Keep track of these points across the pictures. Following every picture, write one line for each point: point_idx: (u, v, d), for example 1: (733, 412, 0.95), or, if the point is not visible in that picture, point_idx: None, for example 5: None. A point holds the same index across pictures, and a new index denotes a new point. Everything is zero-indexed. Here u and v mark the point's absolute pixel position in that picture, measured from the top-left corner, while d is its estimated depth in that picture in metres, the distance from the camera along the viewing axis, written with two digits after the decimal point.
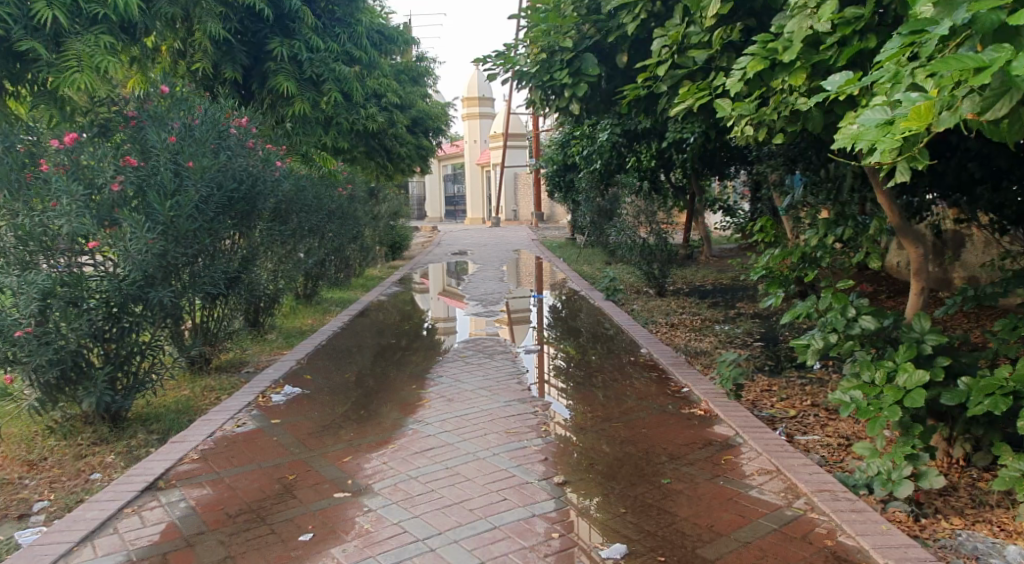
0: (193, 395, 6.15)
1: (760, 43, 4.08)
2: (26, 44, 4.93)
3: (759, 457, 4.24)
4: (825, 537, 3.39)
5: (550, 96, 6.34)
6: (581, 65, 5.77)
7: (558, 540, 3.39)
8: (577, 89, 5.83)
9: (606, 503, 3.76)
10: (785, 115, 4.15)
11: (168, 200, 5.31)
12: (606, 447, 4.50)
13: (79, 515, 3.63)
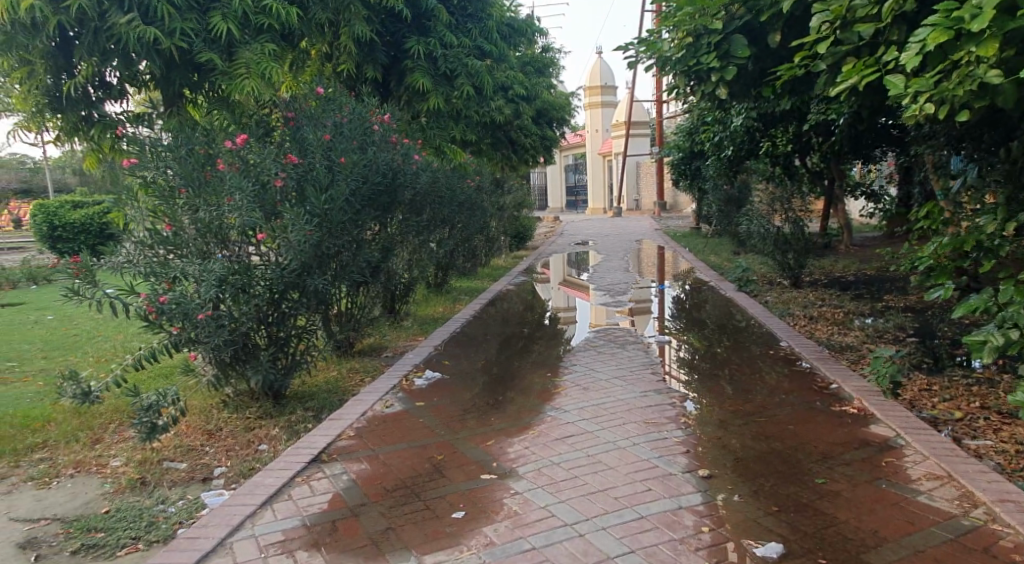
0: (341, 376, 6.58)
1: (942, 12, 3.86)
2: (205, 56, 5.62)
3: (925, 460, 4.04)
4: (1011, 551, 3.20)
5: (694, 81, 6.31)
6: (731, 48, 5.74)
7: (709, 534, 3.40)
8: (726, 72, 5.80)
9: (756, 500, 3.72)
10: (972, 90, 3.87)
11: (323, 193, 5.63)
12: (753, 442, 4.44)
13: (258, 482, 3.98)
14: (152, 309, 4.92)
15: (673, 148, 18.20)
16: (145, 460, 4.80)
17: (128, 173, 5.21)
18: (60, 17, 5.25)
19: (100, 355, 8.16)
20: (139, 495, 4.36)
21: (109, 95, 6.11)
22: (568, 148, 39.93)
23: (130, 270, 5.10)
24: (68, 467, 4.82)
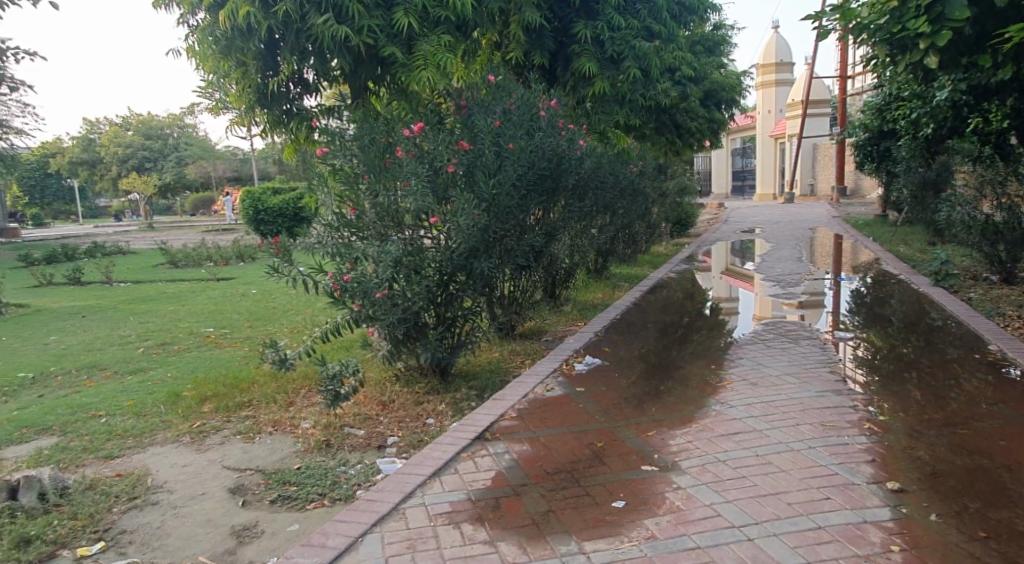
0: (503, 357, 6.78)
1: None
2: (388, 50, 5.97)
3: None
4: None
5: (898, 51, 5.95)
6: (945, 10, 5.34)
7: (899, 555, 3.17)
8: (938, 37, 5.41)
9: (957, 522, 3.42)
10: None
11: (492, 178, 5.79)
12: (953, 455, 4.08)
13: (429, 454, 4.21)
14: (337, 287, 5.31)
15: (857, 129, 16.90)
16: (329, 425, 5.22)
17: (320, 162, 5.66)
18: (269, 22, 5.81)
19: (294, 327, 8.97)
20: (324, 455, 4.78)
21: (306, 90, 6.65)
22: (736, 131, 38.33)
23: (319, 251, 5.55)
24: (268, 425, 5.37)
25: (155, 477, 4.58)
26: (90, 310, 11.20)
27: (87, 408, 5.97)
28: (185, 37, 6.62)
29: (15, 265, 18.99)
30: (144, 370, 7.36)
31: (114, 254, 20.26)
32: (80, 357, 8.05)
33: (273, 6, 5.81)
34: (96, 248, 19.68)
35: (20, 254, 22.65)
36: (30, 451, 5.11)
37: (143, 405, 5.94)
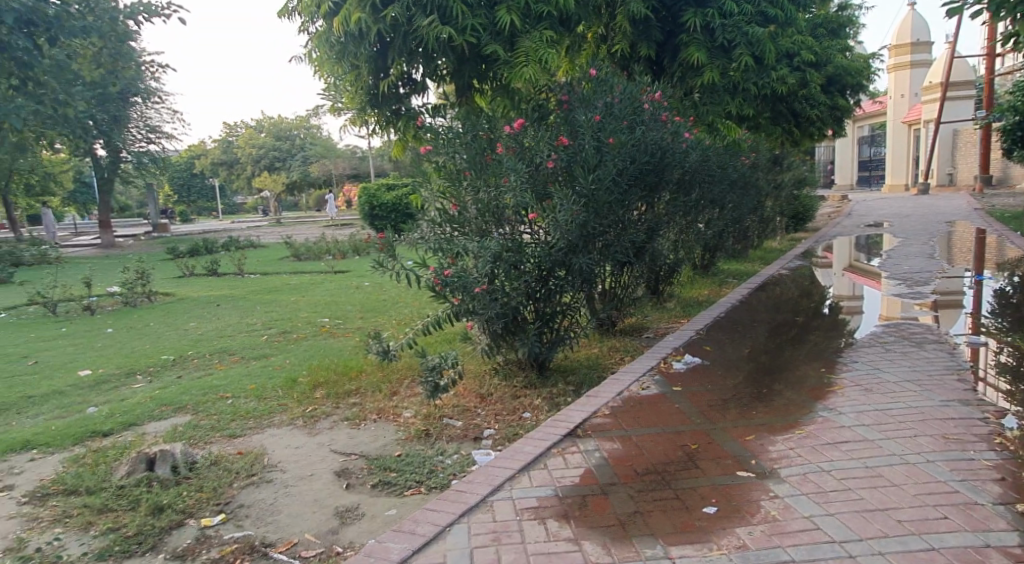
0: (602, 353, 6.75)
1: None
2: (490, 48, 6.07)
3: None
4: None
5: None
6: None
7: None
8: None
9: None
10: None
11: (591, 173, 5.60)
12: None
13: (521, 448, 4.26)
14: (438, 283, 5.42)
15: (1008, 111, 15.56)
16: (429, 415, 5.37)
17: (425, 160, 5.86)
18: (379, 26, 6.01)
19: (405, 318, 9.28)
20: (423, 444, 4.93)
21: (414, 90, 6.85)
22: (864, 118, 36.30)
23: (423, 246, 5.70)
24: (372, 413, 5.59)
25: (270, 457, 4.87)
26: (223, 299, 12.01)
27: (215, 390, 6.42)
28: (306, 45, 6.99)
29: (162, 257, 20.63)
30: (265, 356, 7.83)
31: (245, 246, 21.59)
32: (213, 342, 8.66)
33: (384, 10, 6.00)
34: (230, 241, 21.05)
35: (167, 246, 24.56)
36: (166, 427, 5.56)
37: (264, 388, 6.33)
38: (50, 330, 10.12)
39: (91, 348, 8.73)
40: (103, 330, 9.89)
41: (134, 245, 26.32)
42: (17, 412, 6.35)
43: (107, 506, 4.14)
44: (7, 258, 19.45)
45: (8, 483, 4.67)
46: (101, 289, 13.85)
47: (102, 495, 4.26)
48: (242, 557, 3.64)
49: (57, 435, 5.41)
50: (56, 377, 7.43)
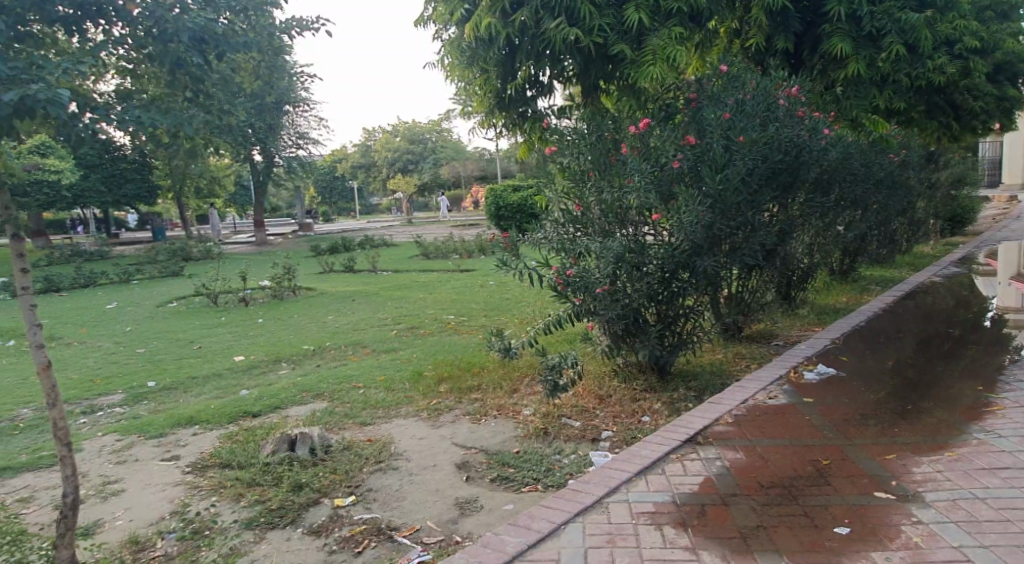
0: (727, 359, 6.56)
1: None
2: (616, 47, 6.10)
3: None
4: None
5: None
6: None
7: None
8: None
9: None
10: None
11: (718, 173, 5.38)
12: None
13: (639, 452, 4.23)
14: (560, 282, 5.51)
15: None
16: (548, 413, 5.42)
17: (550, 160, 5.92)
18: (508, 30, 6.16)
19: (530, 317, 9.39)
20: (541, 442, 4.98)
21: (540, 92, 6.90)
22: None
23: (546, 246, 5.78)
24: (493, 409, 5.70)
25: (396, 446, 5.08)
26: (360, 294, 12.61)
27: (350, 380, 6.78)
28: (438, 51, 7.24)
29: (308, 255, 21.93)
30: (395, 350, 8.16)
31: (381, 246, 22.55)
32: (350, 334, 9.12)
33: (513, 14, 6.16)
34: (368, 240, 22.06)
35: (312, 244, 26.08)
36: (306, 412, 5.92)
37: (393, 381, 6.61)
38: (210, 319, 11.02)
39: (244, 336, 9.44)
40: (255, 320, 10.66)
41: (283, 243, 28.13)
42: (181, 391, 6.98)
43: (255, 481, 4.48)
44: (175, 253, 21.35)
45: (175, 453, 5.13)
46: (254, 283, 14.92)
47: (250, 471, 4.61)
48: (369, 538, 3.82)
49: (212, 414, 5.89)
50: (214, 361, 8.09)
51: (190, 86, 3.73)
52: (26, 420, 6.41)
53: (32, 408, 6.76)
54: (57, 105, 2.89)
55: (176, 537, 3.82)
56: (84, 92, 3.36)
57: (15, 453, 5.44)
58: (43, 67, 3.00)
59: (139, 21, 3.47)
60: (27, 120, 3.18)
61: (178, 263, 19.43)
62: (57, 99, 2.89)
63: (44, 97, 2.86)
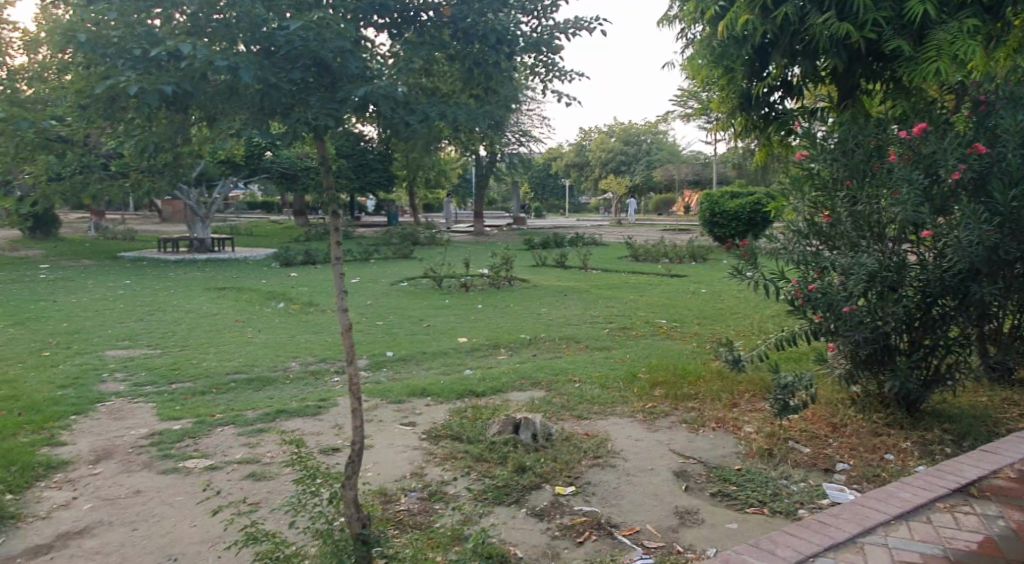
0: (992, 405, 5.83)
1: None
2: (892, 43, 5.55)
3: None
4: None
5: None
6: None
7: None
8: None
9: None
10: None
11: (1011, 188, 4.78)
12: None
13: (899, 495, 3.90)
14: (800, 296, 5.18)
15: None
16: (773, 435, 5.16)
17: (797, 165, 5.60)
18: (768, 27, 5.88)
19: (750, 330, 9.00)
20: (765, 463, 4.74)
21: (789, 92, 6.55)
22: None
23: (783, 257, 5.50)
24: (711, 421, 5.54)
25: (613, 443, 5.10)
26: (573, 290, 12.83)
27: (568, 372, 6.93)
28: (683, 49, 7.13)
29: (523, 248, 22.68)
30: (608, 348, 8.21)
31: (592, 245, 22.75)
32: (566, 328, 9.32)
33: (773, 10, 5.89)
34: (581, 238, 22.36)
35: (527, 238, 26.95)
36: (526, 398, 6.14)
37: (609, 378, 6.66)
38: (437, 300, 11.80)
39: (466, 319, 9.99)
40: (476, 305, 11.23)
41: (501, 235, 29.33)
42: (415, 362, 7.55)
43: (483, 456, 4.71)
44: (407, 237, 23.09)
45: (413, 419, 5.55)
46: (475, 271, 15.73)
47: (478, 446, 4.87)
48: (590, 530, 3.86)
49: (443, 388, 6.31)
50: (443, 339, 8.65)
51: (483, 83, 3.86)
52: (293, 372, 7.32)
53: (296, 362, 7.70)
54: (394, 99, 3.06)
55: (416, 496, 4.11)
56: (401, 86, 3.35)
57: (286, 401, 6.24)
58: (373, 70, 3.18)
59: (447, 25, 3.66)
60: (355, 117, 3.34)
61: (410, 246, 21.00)
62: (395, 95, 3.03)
63: (385, 92, 3.04)
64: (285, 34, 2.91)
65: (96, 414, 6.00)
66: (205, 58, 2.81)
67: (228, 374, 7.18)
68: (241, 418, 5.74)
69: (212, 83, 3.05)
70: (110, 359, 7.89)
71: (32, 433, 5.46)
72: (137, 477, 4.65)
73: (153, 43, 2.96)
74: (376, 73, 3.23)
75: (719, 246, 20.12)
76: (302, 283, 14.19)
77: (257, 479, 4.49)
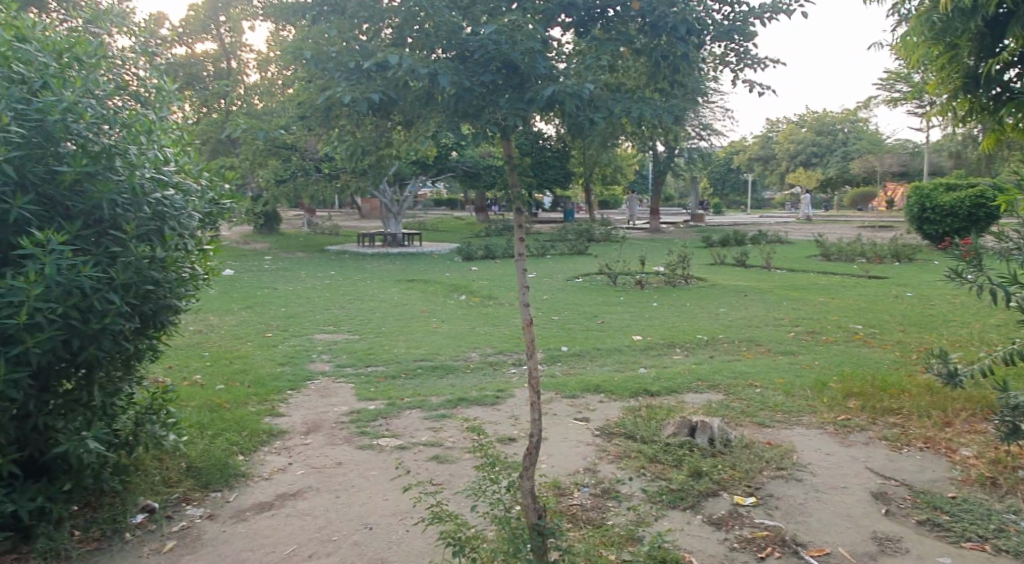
0: None
1: None
2: None
3: None
4: None
5: None
6: None
7: None
8: None
9: None
10: None
11: None
12: None
13: None
14: None
15: None
16: (998, 461, 4.60)
17: None
18: None
19: (963, 340, 8.12)
20: (986, 494, 4.25)
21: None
22: None
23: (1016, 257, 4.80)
24: (918, 441, 5.06)
25: (800, 456, 4.81)
26: (755, 290, 12.27)
27: (749, 377, 6.62)
28: (896, 28, 6.56)
29: (702, 245, 21.98)
30: (796, 353, 7.77)
31: (777, 243, 21.60)
32: (746, 330, 8.93)
33: None
34: (764, 235, 21.31)
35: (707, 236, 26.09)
36: (703, 400, 5.95)
37: (794, 386, 6.29)
38: (613, 296, 11.74)
39: (642, 317, 9.86)
40: (652, 303, 11.04)
41: (678, 231, 28.62)
42: (590, 358, 7.57)
43: (657, 457, 4.63)
44: (582, 233, 23.16)
45: (587, 415, 5.57)
46: (652, 268, 15.46)
47: (653, 447, 4.79)
48: (773, 546, 3.67)
49: (618, 385, 6.28)
50: (617, 336, 8.59)
51: (669, 76, 3.79)
52: (473, 361, 7.60)
53: (476, 352, 7.99)
54: (581, 97, 3.07)
55: (589, 491, 4.12)
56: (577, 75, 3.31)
57: (467, 389, 6.50)
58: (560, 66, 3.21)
59: (632, 19, 3.61)
60: (540, 116, 3.38)
61: (587, 242, 21.06)
62: (581, 92, 3.03)
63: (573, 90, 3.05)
64: (478, 39, 3.01)
65: (305, 390, 6.59)
66: (406, 67, 2.95)
67: (415, 361, 7.59)
68: (427, 403, 6.05)
69: (417, 92, 3.21)
70: (316, 342, 8.63)
71: (257, 404, 6.11)
72: (339, 449, 5.06)
73: (365, 56, 3.16)
74: (564, 72, 3.25)
75: (942, 247, 18.30)
76: (482, 276, 14.69)
77: (441, 461, 4.72)
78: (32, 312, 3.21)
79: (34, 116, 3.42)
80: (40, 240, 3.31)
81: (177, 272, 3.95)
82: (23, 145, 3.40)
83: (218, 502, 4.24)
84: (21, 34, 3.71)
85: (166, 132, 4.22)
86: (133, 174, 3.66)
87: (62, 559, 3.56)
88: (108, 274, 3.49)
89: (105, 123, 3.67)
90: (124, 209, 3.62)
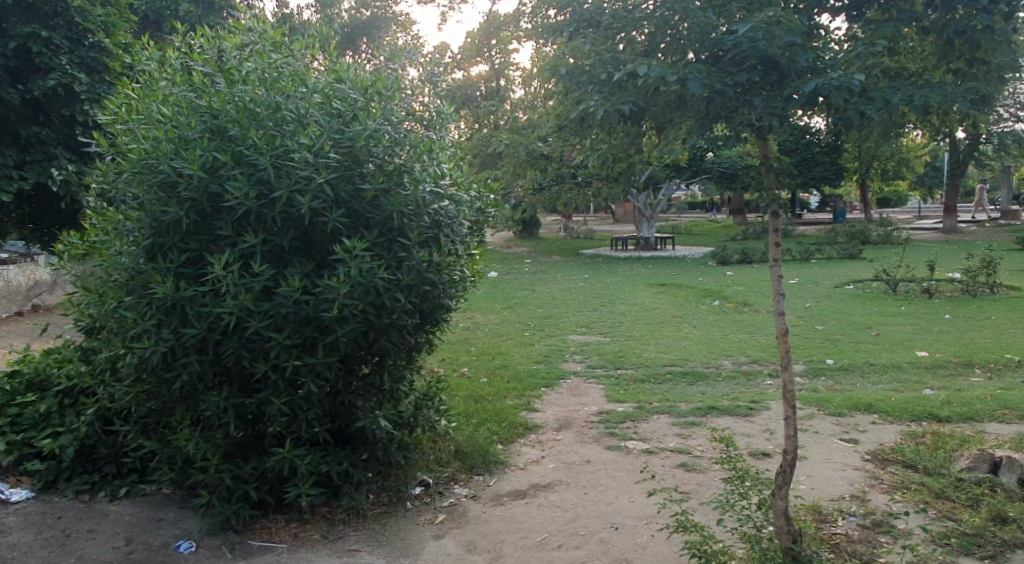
0: None
1: None
2: None
3: None
4: None
5: None
6: None
7: None
8: None
9: None
10: None
11: None
12: None
13: None
14: None
15: None
16: None
17: None
18: None
19: None
20: None
21: None
22: None
23: None
24: None
25: None
26: None
27: None
28: None
29: (1011, 248, 19.07)
30: None
31: None
32: None
33: None
34: None
35: (1014, 237, 22.66)
36: (1009, 432, 5.11)
37: None
38: (892, 306, 10.65)
39: (929, 331, 8.82)
40: (941, 315, 9.84)
41: (978, 232, 25.13)
42: (861, 374, 6.97)
43: (945, 494, 4.02)
44: (856, 235, 21.31)
45: (854, 436, 5.15)
46: (943, 275, 13.72)
47: (941, 480, 4.19)
48: None
49: (895, 406, 5.71)
50: (895, 351, 7.77)
51: (967, 53, 3.40)
52: (726, 370, 7.36)
53: (729, 360, 7.73)
54: (850, 88, 2.87)
55: (857, 521, 3.74)
56: (827, 57, 3.11)
57: (718, 398, 6.32)
58: (822, 60, 3.06)
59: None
60: (799, 113, 3.22)
61: (861, 246, 19.34)
62: (849, 84, 2.88)
63: (839, 83, 2.88)
64: (733, 38, 2.98)
65: (558, 388, 6.87)
66: (657, 75, 2.99)
67: (667, 366, 7.54)
68: (676, 409, 5.99)
69: (678, 105, 3.22)
70: (571, 342, 8.95)
71: (516, 398, 6.50)
72: (588, 447, 5.20)
73: (618, 66, 3.22)
74: (831, 64, 3.07)
75: None
76: (739, 282, 14.13)
77: (689, 469, 4.66)
78: (343, 308, 3.69)
79: (347, 143, 3.98)
80: (347, 247, 3.81)
81: (450, 274, 4.34)
82: (339, 167, 3.94)
83: (481, 485, 4.58)
84: (338, 75, 4.28)
85: (445, 150, 4.64)
86: (417, 189, 4.10)
87: (361, 517, 4.09)
88: (397, 276, 3.91)
89: (397, 145, 4.17)
90: (410, 219, 4.06)
